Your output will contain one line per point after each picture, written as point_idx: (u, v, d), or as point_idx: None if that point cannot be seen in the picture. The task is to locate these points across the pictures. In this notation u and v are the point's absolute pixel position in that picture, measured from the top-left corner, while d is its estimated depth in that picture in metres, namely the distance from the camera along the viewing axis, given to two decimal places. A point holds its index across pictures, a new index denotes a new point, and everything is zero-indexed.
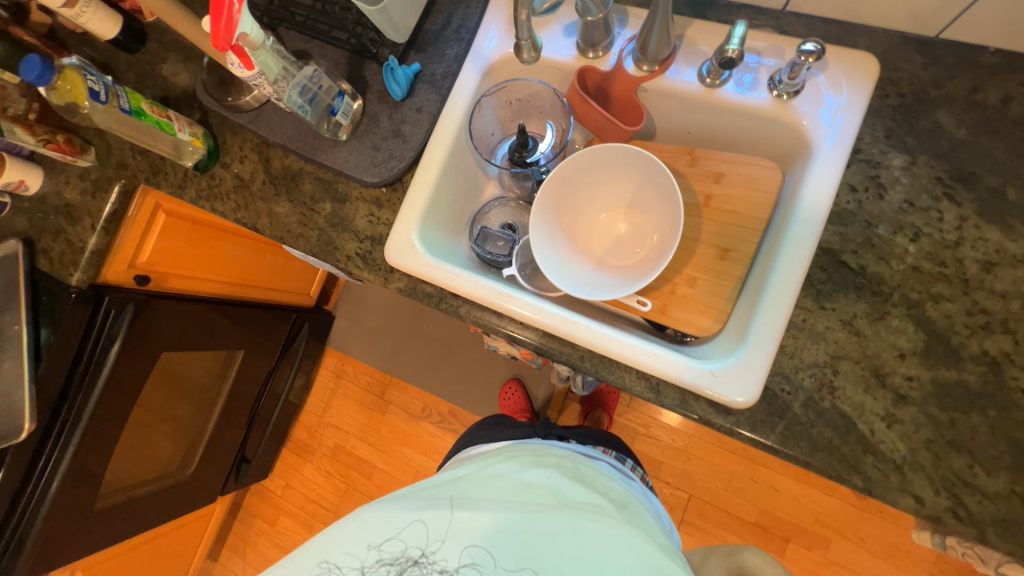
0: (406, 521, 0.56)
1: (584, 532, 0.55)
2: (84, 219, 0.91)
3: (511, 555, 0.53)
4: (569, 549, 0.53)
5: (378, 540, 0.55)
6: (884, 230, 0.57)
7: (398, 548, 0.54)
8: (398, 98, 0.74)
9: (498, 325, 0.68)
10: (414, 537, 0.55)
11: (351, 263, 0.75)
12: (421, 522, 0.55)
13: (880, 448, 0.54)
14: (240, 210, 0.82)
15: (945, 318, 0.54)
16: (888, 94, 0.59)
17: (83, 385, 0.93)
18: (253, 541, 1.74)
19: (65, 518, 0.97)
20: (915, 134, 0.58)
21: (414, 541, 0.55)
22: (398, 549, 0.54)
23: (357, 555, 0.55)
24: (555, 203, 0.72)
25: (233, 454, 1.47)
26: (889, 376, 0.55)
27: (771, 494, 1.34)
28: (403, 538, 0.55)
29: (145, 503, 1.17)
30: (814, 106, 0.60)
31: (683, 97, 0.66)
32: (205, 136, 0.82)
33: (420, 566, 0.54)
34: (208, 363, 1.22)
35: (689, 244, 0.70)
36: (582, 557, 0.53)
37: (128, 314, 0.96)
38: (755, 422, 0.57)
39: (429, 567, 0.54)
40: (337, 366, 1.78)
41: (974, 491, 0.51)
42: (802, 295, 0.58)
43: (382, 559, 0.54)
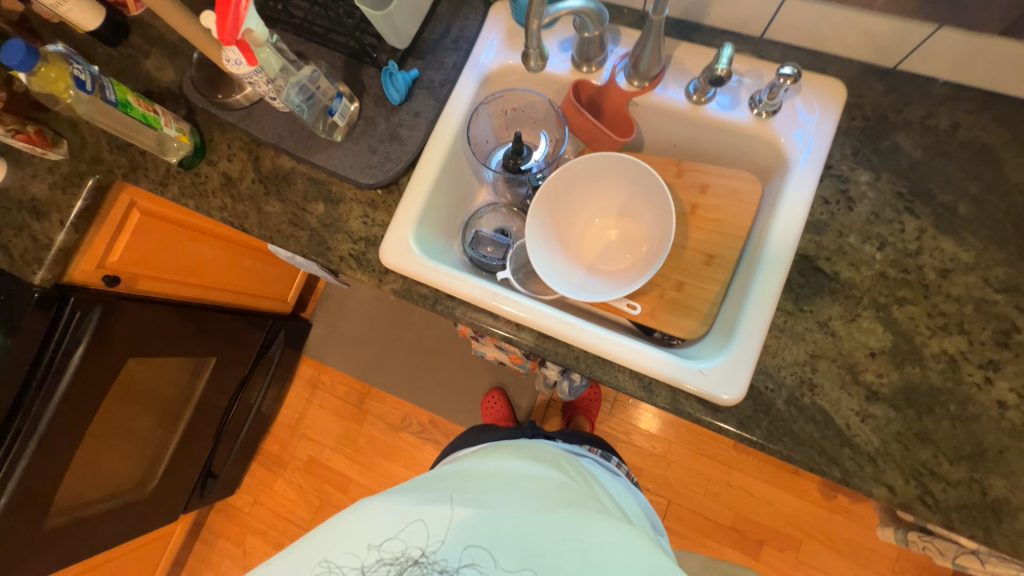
0: (407, 520, 0.54)
1: (584, 532, 0.55)
2: (52, 214, 0.86)
3: (513, 554, 0.52)
4: (570, 548, 0.53)
5: (378, 539, 0.54)
6: (854, 239, 0.62)
7: (398, 548, 0.53)
8: (396, 102, 0.75)
9: (494, 327, 0.69)
10: (414, 536, 0.53)
11: (344, 264, 0.74)
12: (421, 522, 0.54)
13: (856, 441, 0.57)
14: (227, 209, 0.79)
15: (909, 320, 0.59)
16: (854, 117, 0.65)
17: (41, 392, 0.86)
18: (216, 563, 1.63)
19: (11, 539, 0.89)
20: (879, 153, 0.64)
21: (415, 541, 0.53)
22: (398, 549, 0.53)
23: (356, 555, 0.53)
24: (550, 209, 0.74)
25: (199, 469, 1.39)
26: (861, 373, 0.59)
27: (746, 498, 1.38)
28: (403, 538, 0.53)
29: (101, 522, 1.08)
30: (791, 124, 0.65)
31: (671, 113, 0.70)
32: (191, 132, 0.80)
33: (420, 566, 0.52)
34: (178, 370, 1.16)
35: (676, 251, 0.73)
36: (585, 556, 0.53)
37: (95, 316, 0.90)
38: (742, 418, 0.60)
39: (429, 567, 0.52)
40: (313, 375, 1.72)
41: (939, 479, 0.55)
42: (783, 298, 0.62)
43: (382, 559, 0.53)
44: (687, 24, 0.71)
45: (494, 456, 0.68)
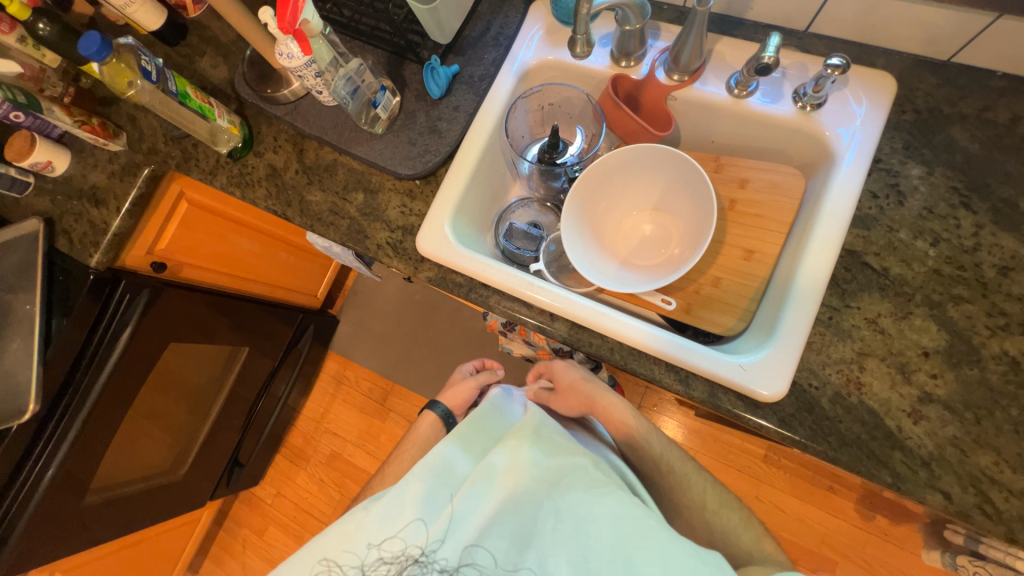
0: (406, 521, 0.57)
1: (578, 518, 0.57)
2: (110, 201, 0.92)
3: (511, 554, 0.55)
4: (575, 546, 0.56)
5: (378, 539, 0.57)
6: (905, 234, 0.60)
7: (397, 548, 0.56)
8: (436, 96, 0.77)
9: (526, 317, 0.69)
10: (413, 536, 0.57)
11: (381, 252, 0.76)
12: (420, 522, 0.57)
13: (908, 443, 0.55)
14: (271, 198, 0.83)
15: (966, 319, 0.56)
16: (905, 111, 0.63)
17: (91, 368, 0.90)
18: (238, 553, 1.66)
19: (53, 512, 0.92)
20: (932, 147, 0.62)
21: (414, 541, 0.57)
22: (397, 548, 0.56)
23: (357, 554, 0.57)
24: (586, 201, 0.74)
25: (227, 456, 1.42)
26: (914, 373, 0.56)
27: (775, 514, 1.33)
28: (403, 538, 0.57)
29: (133, 502, 1.12)
30: (838, 117, 0.64)
31: (711, 107, 0.70)
32: (241, 125, 0.84)
33: (420, 565, 0.56)
34: (213, 360, 1.21)
35: (713, 246, 0.72)
36: (583, 553, 0.55)
37: (142, 300, 0.95)
38: (784, 416, 0.58)
39: (429, 565, 0.55)
40: (339, 370, 1.75)
41: (1000, 488, 0.52)
42: (828, 294, 0.60)
43: (382, 558, 0.56)
44: (729, 19, 0.71)
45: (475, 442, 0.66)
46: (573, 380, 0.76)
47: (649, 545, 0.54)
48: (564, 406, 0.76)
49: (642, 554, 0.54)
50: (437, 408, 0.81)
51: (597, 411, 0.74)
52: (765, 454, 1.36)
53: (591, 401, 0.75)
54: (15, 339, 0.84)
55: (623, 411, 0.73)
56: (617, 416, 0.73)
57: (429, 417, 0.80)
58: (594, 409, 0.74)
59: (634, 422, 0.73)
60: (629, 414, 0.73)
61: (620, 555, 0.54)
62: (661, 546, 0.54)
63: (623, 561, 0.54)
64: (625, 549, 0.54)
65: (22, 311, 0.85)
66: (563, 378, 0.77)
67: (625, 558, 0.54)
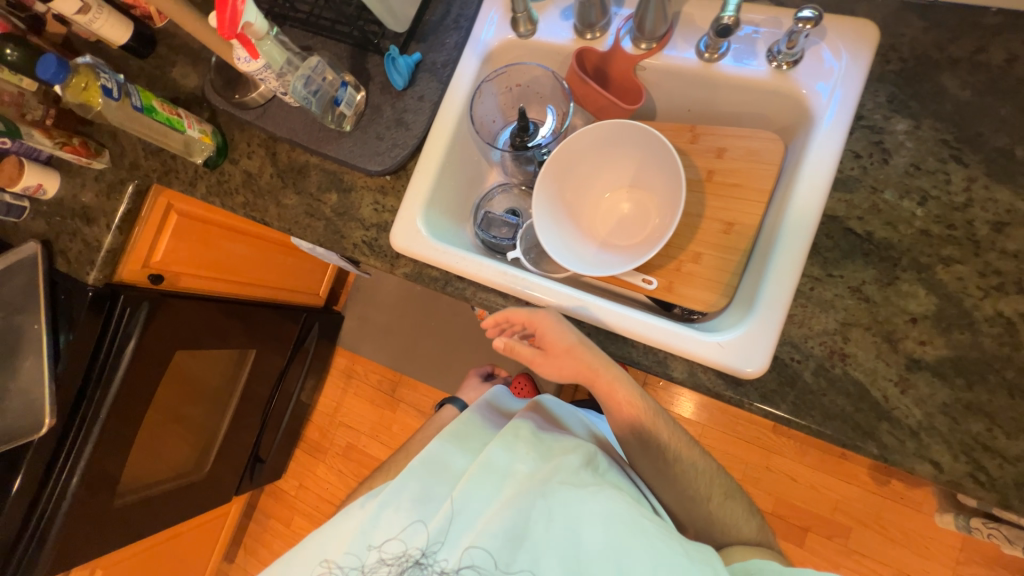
0: (407, 523, 0.61)
1: (571, 521, 0.58)
2: (100, 219, 0.94)
3: (512, 557, 0.55)
4: (572, 548, 0.56)
5: (379, 541, 0.61)
6: (891, 194, 0.56)
7: (398, 549, 0.59)
8: (400, 88, 0.76)
9: (503, 307, 0.69)
10: (414, 538, 0.60)
11: (358, 251, 0.76)
12: (421, 523, 0.60)
13: (894, 414, 0.53)
14: (249, 205, 0.83)
15: (957, 281, 0.53)
16: (889, 60, 0.59)
17: (102, 381, 0.94)
18: (269, 542, 1.75)
19: (84, 516, 0.98)
20: (920, 97, 0.57)
21: (414, 542, 0.59)
22: (398, 550, 0.59)
23: (360, 555, 0.60)
24: (557, 184, 0.72)
25: (247, 453, 1.48)
26: (901, 341, 0.54)
27: (786, 483, 1.32)
28: (403, 539, 0.60)
29: (161, 502, 1.19)
30: (814, 74, 0.60)
31: (683, 74, 0.67)
32: (214, 133, 0.84)
33: (421, 567, 0.57)
34: (222, 364, 1.25)
35: (692, 220, 0.69)
36: (580, 556, 0.55)
37: (142, 313, 0.97)
38: (765, 392, 0.57)
39: (428, 566, 0.57)
40: (348, 365, 1.79)
41: (994, 455, 0.50)
42: (809, 264, 0.58)
43: (384, 559, 0.59)
44: None
45: (471, 442, 0.72)
46: (569, 347, 0.62)
47: (639, 544, 0.55)
48: (555, 371, 0.65)
49: (632, 554, 0.54)
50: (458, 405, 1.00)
51: (596, 385, 0.66)
52: (773, 424, 1.34)
53: (591, 372, 0.64)
54: (28, 357, 0.89)
55: (629, 391, 0.68)
56: (623, 397, 0.67)
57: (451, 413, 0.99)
58: (592, 382, 0.65)
59: (639, 403, 0.68)
60: (633, 393, 0.68)
61: (614, 557, 0.54)
62: (653, 547, 0.55)
63: (616, 562, 0.54)
64: (619, 548, 0.55)
65: (31, 331, 0.90)
66: (558, 343, 0.63)
67: (619, 560, 0.54)
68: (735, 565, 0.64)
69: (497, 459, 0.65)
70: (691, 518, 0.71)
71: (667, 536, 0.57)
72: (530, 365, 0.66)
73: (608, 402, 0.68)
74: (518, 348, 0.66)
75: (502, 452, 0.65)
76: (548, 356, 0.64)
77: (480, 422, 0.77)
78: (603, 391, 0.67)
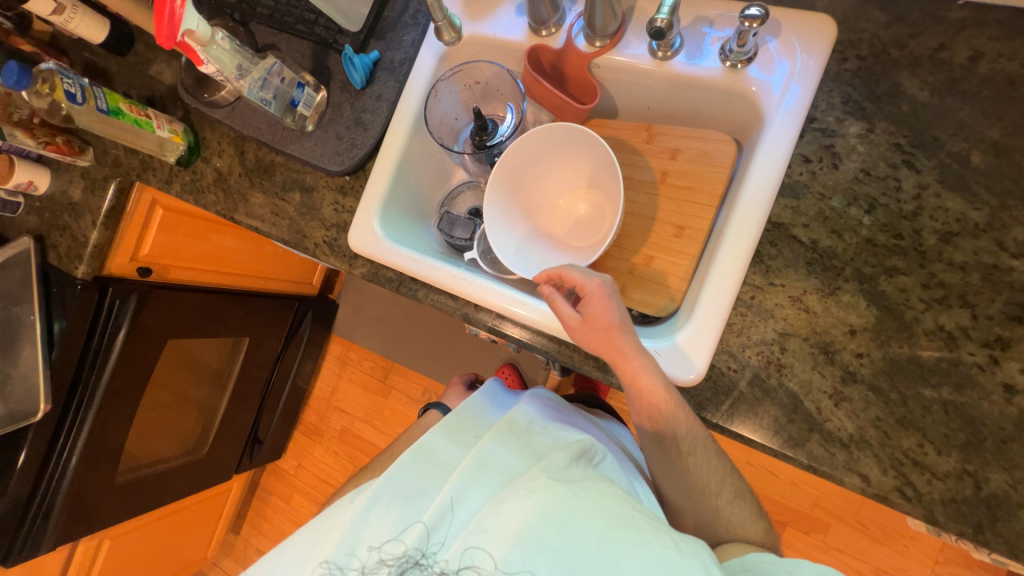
0: (407, 523, 0.57)
1: (565, 514, 0.53)
2: (86, 215, 0.98)
3: (512, 556, 0.50)
4: (571, 547, 0.51)
5: (379, 541, 0.57)
6: (838, 202, 0.55)
7: (398, 549, 0.55)
8: (359, 86, 0.75)
9: (455, 308, 0.70)
10: (414, 538, 0.56)
11: (319, 250, 0.78)
12: (421, 524, 0.56)
13: (826, 426, 0.52)
14: (219, 202, 0.85)
15: (900, 293, 0.52)
16: (847, 58, 0.56)
17: (95, 369, 1.00)
18: (271, 517, 1.84)
19: (85, 492, 1.05)
20: (875, 98, 0.55)
21: (414, 542, 0.55)
22: (398, 550, 0.55)
23: (358, 557, 0.56)
24: (511, 185, 0.71)
25: (245, 435, 1.55)
26: (838, 353, 0.53)
27: (766, 479, 1.31)
28: (403, 540, 0.56)
29: (161, 479, 1.26)
30: (767, 71, 0.57)
31: (636, 73, 0.65)
32: (185, 132, 0.86)
33: (421, 567, 0.54)
34: (215, 352, 1.30)
35: (645, 223, 0.68)
36: (575, 556, 0.50)
37: (132, 303, 1.02)
38: (701, 400, 0.57)
39: (429, 567, 0.54)
40: (343, 352, 1.84)
41: (923, 470, 0.50)
42: (751, 272, 0.57)
43: (383, 559, 0.55)
44: None
45: (464, 435, 0.69)
46: (608, 326, 0.55)
47: (636, 541, 0.51)
48: (582, 342, 0.56)
49: (624, 550, 0.50)
50: (441, 409, 0.92)
51: (618, 368, 0.55)
52: None
53: (617, 354, 0.55)
54: (24, 346, 0.94)
55: (658, 378, 0.54)
56: (645, 385, 0.53)
57: (436, 416, 0.92)
58: (613, 364, 0.55)
59: (665, 394, 0.54)
60: (659, 381, 0.53)
61: (606, 552, 0.50)
62: (648, 543, 0.51)
63: (608, 559, 0.50)
64: (611, 543, 0.51)
65: (27, 321, 0.95)
66: (600, 317, 0.55)
67: (612, 556, 0.50)
68: (733, 561, 0.59)
69: (492, 452, 0.62)
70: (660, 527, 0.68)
71: (662, 531, 0.54)
72: (562, 325, 0.57)
73: (628, 390, 0.55)
74: (559, 303, 0.57)
75: (496, 446, 0.62)
76: (582, 322, 0.56)
77: (473, 413, 0.75)
78: (624, 374, 0.55)
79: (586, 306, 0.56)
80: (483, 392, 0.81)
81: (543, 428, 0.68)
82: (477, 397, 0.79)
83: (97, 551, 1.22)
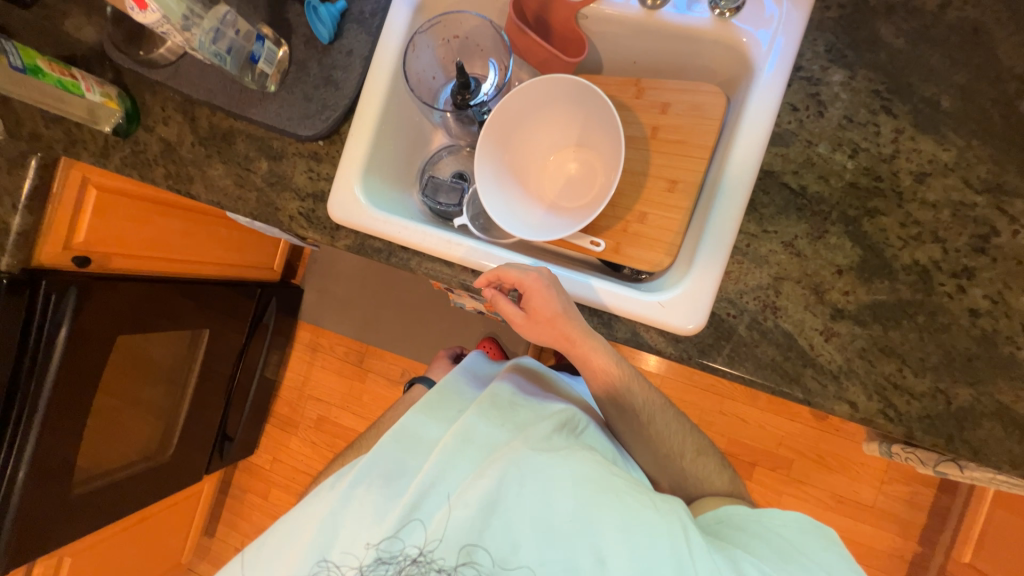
0: (400, 522, 0.52)
1: (546, 487, 0.52)
2: (5, 197, 0.85)
3: (496, 539, 0.50)
4: (549, 519, 0.51)
5: (377, 538, 0.52)
6: (824, 148, 0.57)
7: (395, 547, 0.51)
8: (326, 41, 0.69)
9: (451, 276, 0.67)
10: (412, 535, 0.52)
11: (295, 224, 0.72)
12: (419, 521, 0.52)
13: (819, 360, 0.56)
14: (171, 176, 0.76)
15: (880, 232, 0.55)
16: (829, 7, 0.57)
17: (34, 374, 0.88)
18: (248, 514, 1.77)
19: (40, 508, 0.96)
20: (855, 46, 0.57)
21: (414, 539, 0.51)
22: (397, 548, 0.51)
23: (355, 554, 0.52)
24: (499, 145, 0.69)
25: (214, 433, 1.45)
26: (827, 292, 0.56)
27: (738, 424, 1.41)
28: (400, 538, 0.52)
29: (125, 487, 1.17)
30: (755, 20, 0.58)
31: (624, 23, 0.63)
32: (120, 97, 0.75)
33: (419, 565, 0.50)
34: (172, 346, 1.20)
35: (638, 179, 0.68)
36: (554, 528, 0.50)
37: (70, 298, 0.90)
38: (703, 346, 0.59)
39: (428, 565, 0.50)
40: (312, 339, 1.75)
41: (903, 392, 0.55)
42: (746, 221, 0.58)
43: (382, 558, 0.51)
44: None
45: (446, 410, 0.66)
46: (552, 316, 0.58)
47: (616, 505, 0.52)
48: (532, 335, 0.61)
49: (602, 517, 0.50)
50: (428, 382, 0.91)
51: (571, 352, 0.62)
52: None
53: (568, 340, 0.60)
54: None
55: (607, 356, 0.62)
56: (598, 364, 0.62)
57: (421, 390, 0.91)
58: (567, 350, 0.61)
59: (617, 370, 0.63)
60: (609, 359, 0.62)
61: (586, 522, 0.50)
62: (627, 507, 0.52)
63: (588, 528, 0.50)
64: (592, 512, 0.51)
65: None
66: (542, 310, 0.59)
67: (590, 526, 0.50)
68: (706, 514, 0.65)
69: (474, 426, 0.59)
70: (669, 474, 0.70)
71: (641, 492, 0.54)
72: (511, 324, 0.63)
73: (584, 369, 0.63)
74: (503, 305, 0.63)
75: (479, 420, 0.60)
76: (529, 317, 0.60)
77: (455, 389, 0.71)
78: (578, 355, 0.62)
79: (527, 301, 0.59)
80: (464, 364, 0.78)
81: (526, 401, 0.66)
82: (458, 370, 0.75)
83: (57, 570, 1.13)
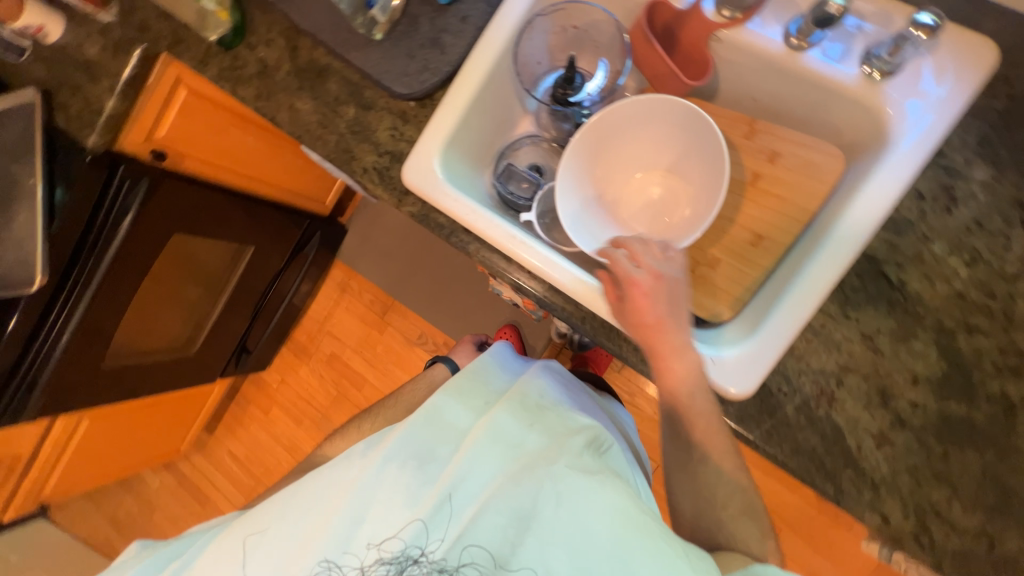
0: (406, 520, 0.54)
1: (570, 507, 0.52)
2: (105, 78, 0.87)
3: (511, 548, 0.51)
4: (567, 540, 0.50)
5: (378, 539, 0.54)
6: (940, 247, 0.52)
7: (397, 548, 0.53)
8: (445, 1, 0.69)
9: (504, 270, 0.66)
10: (414, 535, 0.53)
11: (367, 177, 0.71)
12: (421, 522, 0.53)
13: (862, 464, 0.53)
14: (260, 98, 0.76)
15: (974, 352, 0.51)
16: (997, 96, 0.52)
17: (95, 250, 0.93)
18: (246, 424, 1.86)
19: (74, 372, 1.02)
20: (1012, 146, 0.52)
21: (414, 540, 0.53)
22: (398, 548, 0.53)
23: (356, 554, 0.53)
24: (590, 154, 0.67)
25: (235, 342, 1.52)
26: (894, 398, 0.52)
27: None
28: (402, 537, 0.53)
29: (148, 372, 1.23)
30: (906, 91, 0.53)
31: (760, 57, 0.58)
32: (232, 8, 0.75)
33: (420, 565, 0.52)
34: (218, 254, 1.24)
35: (722, 223, 0.65)
36: (574, 549, 0.50)
37: (141, 188, 0.94)
38: (743, 415, 0.55)
39: (429, 565, 0.52)
40: (343, 280, 1.79)
41: (943, 522, 0.51)
42: (829, 300, 0.54)
43: (382, 558, 0.53)
44: None
45: (475, 399, 0.65)
46: (648, 313, 0.54)
47: (649, 542, 0.49)
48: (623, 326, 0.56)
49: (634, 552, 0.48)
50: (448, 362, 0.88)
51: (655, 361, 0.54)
52: None
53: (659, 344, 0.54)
54: (20, 211, 0.87)
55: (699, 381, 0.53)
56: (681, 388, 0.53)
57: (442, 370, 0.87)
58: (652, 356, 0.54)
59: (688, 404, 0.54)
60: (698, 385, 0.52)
61: (612, 553, 0.49)
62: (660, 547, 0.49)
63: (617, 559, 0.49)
64: (622, 544, 0.49)
65: (27, 184, 0.87)
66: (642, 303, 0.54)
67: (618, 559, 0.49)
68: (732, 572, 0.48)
69: (503, 424, 0.59)
70: None
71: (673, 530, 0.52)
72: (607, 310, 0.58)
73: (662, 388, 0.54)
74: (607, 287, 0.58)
75: (508, 418, 0.60)
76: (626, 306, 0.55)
77: (486, 372, 0.69)
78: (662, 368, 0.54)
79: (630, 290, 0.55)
80: (498, 347, 0.77)
81: (556, 406, 0.64)
82: (493, 352, 0.74)
83: (74, 428, 1.21)
